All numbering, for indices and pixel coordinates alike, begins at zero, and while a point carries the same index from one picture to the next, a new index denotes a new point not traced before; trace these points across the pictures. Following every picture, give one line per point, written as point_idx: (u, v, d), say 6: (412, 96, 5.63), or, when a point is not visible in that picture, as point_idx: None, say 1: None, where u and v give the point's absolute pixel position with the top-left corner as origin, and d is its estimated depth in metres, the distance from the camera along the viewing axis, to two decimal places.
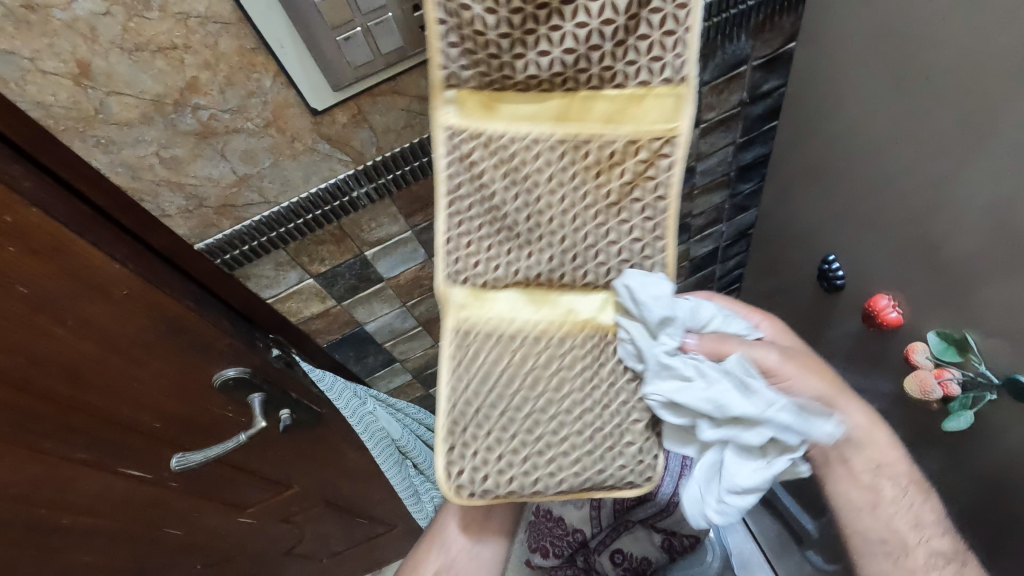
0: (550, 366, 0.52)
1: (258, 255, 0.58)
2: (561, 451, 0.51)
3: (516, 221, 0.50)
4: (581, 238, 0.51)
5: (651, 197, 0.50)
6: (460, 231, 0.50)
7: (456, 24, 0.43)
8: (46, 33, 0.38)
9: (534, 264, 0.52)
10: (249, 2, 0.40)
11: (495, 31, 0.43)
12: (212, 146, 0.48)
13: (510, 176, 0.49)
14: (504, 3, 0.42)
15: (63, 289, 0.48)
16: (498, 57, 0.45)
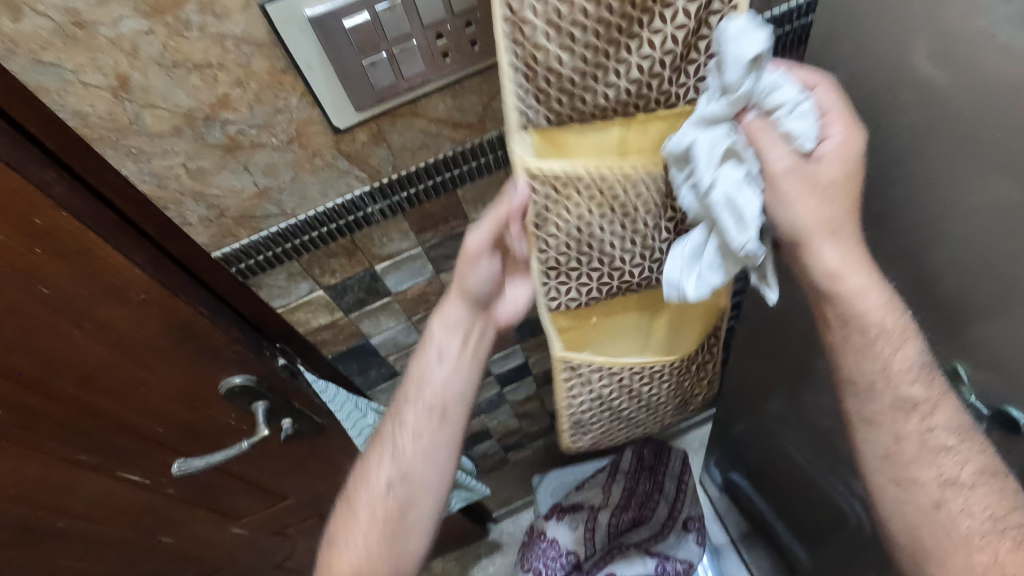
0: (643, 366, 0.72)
1: (270, 265, 0.60)
2: (623, 413, 0.79)
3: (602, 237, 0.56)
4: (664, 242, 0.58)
5: None
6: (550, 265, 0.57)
7: (527, 69, 0.44)
8: (91, 48, 0.40)
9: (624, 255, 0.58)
10: (282, 27, 0.42)
11: (569, 64, 0.44)
12: (236, 159, 0.50)
13: (602, 205, 0.53)
14: (579, 40, 0.43)
15: (83, 290, 0.50)
16: (571, 90, 0.47)
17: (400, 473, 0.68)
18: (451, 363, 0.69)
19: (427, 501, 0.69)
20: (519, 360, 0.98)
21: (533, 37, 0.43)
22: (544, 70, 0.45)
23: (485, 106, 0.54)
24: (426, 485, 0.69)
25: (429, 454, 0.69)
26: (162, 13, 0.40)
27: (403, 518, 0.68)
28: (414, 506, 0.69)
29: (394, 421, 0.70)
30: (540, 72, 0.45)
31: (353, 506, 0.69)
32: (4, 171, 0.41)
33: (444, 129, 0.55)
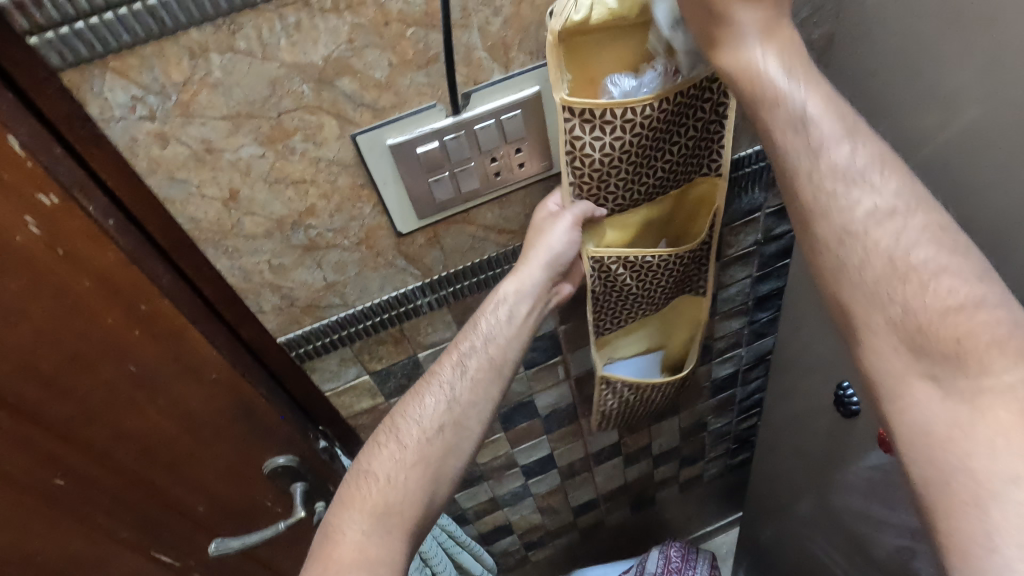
0: (674, 268, 0.65)
1: (325, 350, 0.66)
2: (651, 295, 0.68)
3: (646, 271, 0.64)
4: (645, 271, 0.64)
5: (635, 261, 0.63)
6: (649, 279, 0.65)
7: (576, 153, 0.54)
8: (214, 168, 0.48)
9: (658, 270, 0.65)
10: (367, 152, 0.51)
11: (593, 164, 0.55)
12: (313, 257, 0.57)
13: (634, 267, 0.63)
14: (600, 146, 0.54)
15: (164, 368, 0.56)
16: (616, 177, 0.57)
17: (389, 483, 0.56)
18: (472, 376, 0.60)
19: (418, 519, 0.57)
20: (544, 452, 0.99)
21: (581, 145, 0.54)
22: (590, 167, 0.55)
23: (527, 216, 0.63)
24: (420, 504, 0.57)
25: (427, 467, 0.58)
26: (275, 142, 0.48)
27: (387, 551, 0.54)
28: (404, 551, 0.55)
29: (389, 429, 0.60)
30: (579, 161, 0.55)
31: (321, 567, 0.53)
32: (126, 264, 0.48)
33: (489, 235, 0.63)
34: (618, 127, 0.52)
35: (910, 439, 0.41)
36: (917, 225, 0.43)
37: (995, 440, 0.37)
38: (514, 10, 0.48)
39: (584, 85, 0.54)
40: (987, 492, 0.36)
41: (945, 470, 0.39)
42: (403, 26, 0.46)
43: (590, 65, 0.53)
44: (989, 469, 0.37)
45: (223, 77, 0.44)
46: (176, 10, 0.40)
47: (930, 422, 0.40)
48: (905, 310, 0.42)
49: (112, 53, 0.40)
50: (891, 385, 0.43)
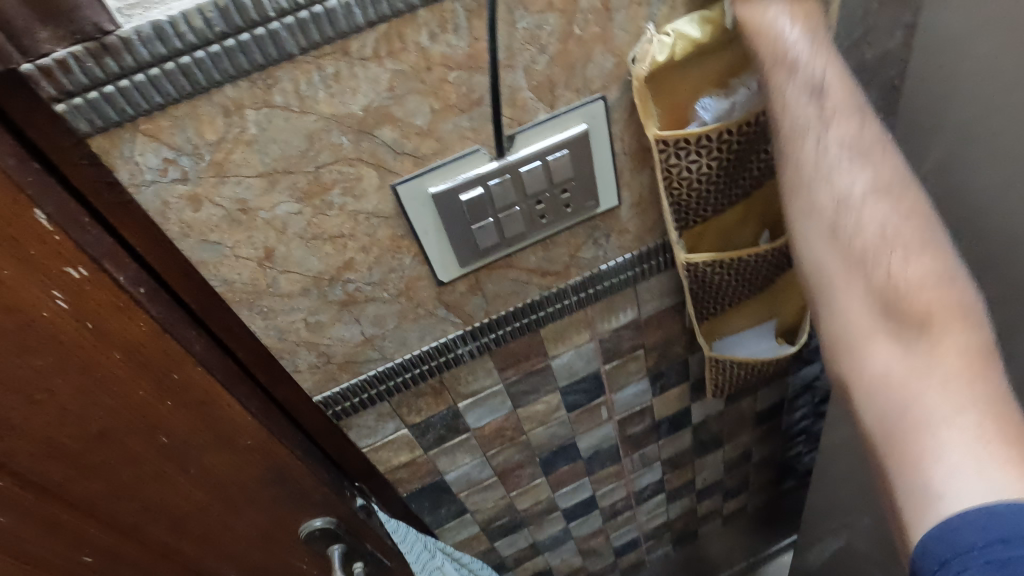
0: (775, 257, 0.62)
1: (363, 407, 0.62)
2: (750, 286, 0.65)
3: (745, 268, 0.61)
4: (745, 266, 0.61)
5: (736, 261, 0.59)
6: (748, 272, 0.62)
7: (669, 176, 0.52)
8: (249, 229, 0.45)
9: (760, 261, 0.61)
10: (408, 202, 0.48)
11: (690, 183, 0.53)
12: (350, 312, 0.54)
13: (734, 267, 0.60)
14: (698, 161, 0.51)
15: (196, 438, 0.53)
16: (709, 191, 0.55)
17: None
18: None
19: None
20: (586, 494, 0.94)
21: (679, 167, 0.52)
22: (686, 187, 0.53)
23: (572, 256, 0.59)
24: None
25: None
26: (313, 198, 0.45)
27: None
28: None
29: None
30: (676, 181, 0.53)
31: None
32: (158, 334, 0.45)
33: (533, 278, 0.59)
34: (713, 149, 0.51)
35: (868, 382, 0.45)
36: (881, 214, 0.46)
37: (945, 382, 0.41)
38: (560, 47, 0.45)
39: (670, 109, 0.51)
40: (940, 419, 0.40)
41: (875, 405, 0.44)
42: (446, 70, 0.43)
43: (678, 90, 0.50)
44: (926, 411, 0.41)
45: (259, 133, 0.41)
46: (211, 67, 0.37)
47: (886, 369, 0.44)
48: (886, 277, 0.45)
49: (143, 115, 0.38)
50: (857, 339, 0.46)
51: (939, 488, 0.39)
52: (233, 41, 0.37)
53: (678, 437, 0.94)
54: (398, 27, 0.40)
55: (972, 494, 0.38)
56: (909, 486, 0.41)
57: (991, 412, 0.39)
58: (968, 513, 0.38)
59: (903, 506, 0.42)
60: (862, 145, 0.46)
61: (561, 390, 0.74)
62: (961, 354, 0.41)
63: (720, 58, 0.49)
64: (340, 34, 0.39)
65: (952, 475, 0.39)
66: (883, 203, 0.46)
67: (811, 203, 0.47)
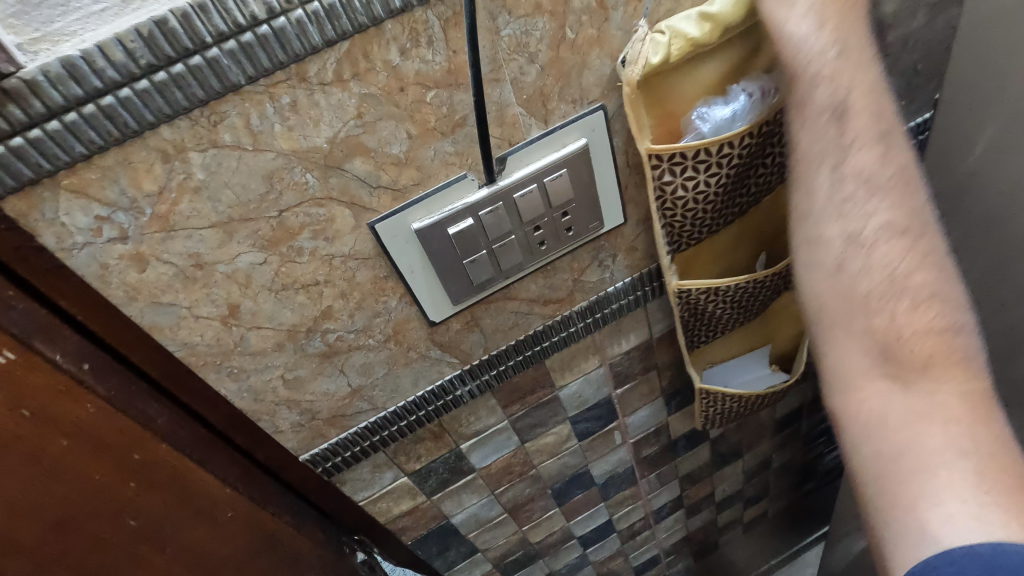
0: (773, 283, 0.56)
1: (355, 460, 0.56)
2: (746, 313, 0.60)
3: (740, 295, 0.55)
4: (741, 293, 0.55)
5: (730, 288, 0.54)
6: (745, 299, 0.57)
7: (662, 197, 0.46)
8: (207, 285, 0.39)
9: (758, 287, 0.55)
10: (389, 239, 0.42)
11: (683, 204, 0.47)
12: (333, 364, 0.48)
13: (730, 294, 0.55)
14: (694, 180, 0.45)
15: (170, 516, 0.46)
16: (706, 211, 0.49)
17: None
18: None
19: None
20: (601, 520, 0.89)
21: (672, 187, 0.46)
22: (682, 208, 0.47)
23: (575, 281, 0.53)
24: None
25: None
26: (278, 244, 0.39)
27: None
28: None
29: None
30: (668, 202, 0.47)
31: None
32: (112, 414, 0.40)
33: (535, 308, 0.54)
34: (713, 165, 0.44)
35: (861, 421, 0.42)
36: (893, 255, 0.40)
37: (952, 434, 0.37)
38: (552, 54, 0.39)
39: (662, 121, 0.45)
40: (938, 465, 0.37)
41: (863, 446, 0.42)
42: (423, 90, 0.37)
43: (673, 99, 0.44)
44: (924, 458, 0.38)
45: (208, 178, 0.35)
46: (141, 107, 0.31)
47: (886, 412, 0.40)
48: (891, 321, 0.41)
49: (64, 168, 0.32)
50: (850, 379, 0.43)
51: (930, 532, 0.36)
52: (164, 74, 0.31)
53: (695, 452, 0.89)
54: (362, 44, 0.34)
55: (967, 536, 0.34)
56: (894, 527, 0.38)
57: (990, 467, 0.36)
58: (950, 554, 0.34)
59: (884, 541, 0.39)
60: (882, 176, 0.40)
61: (570, 420, 0.69)
62: (962, 409, 0.38)
63: (715, 63, 0.44)
64: (294, 57, 0.33)
65: (949, 522, 0.36)
66: (896, 244, 0.40)
67: (818, 230, 0.43)
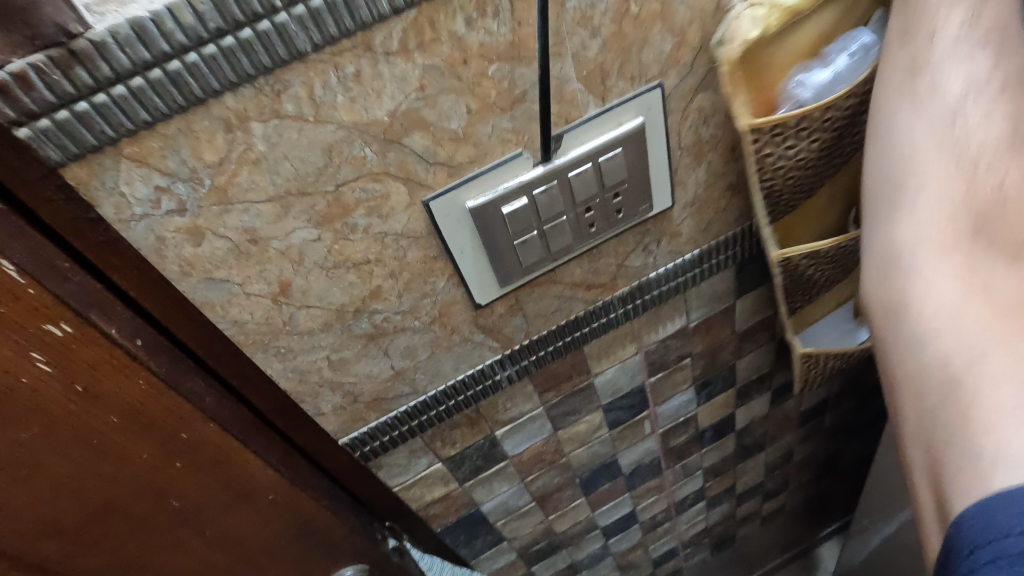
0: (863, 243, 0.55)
1: (393, 445, 0.56)
2: (837, 277, 0.58)
3: (836, 258, 0.54)
4: (837, 256, 0.53)
5: (828, 253, 0.52)
6: (838, 262, 0.55)
7: (759, 168, 0.44)
8: (260, 261, 0.38)
9: (855, 249, 0.53)
10: (442, 218, 0.41)
11: (779, 174, 0.46)
12: (378, 345, 0.47)
13: (829, 258, 0.53)
14: (795, 144, 0.43)
15: (212, 499, 0.46)
16: (801, 179, 0.47)
17: None
18: None
19: None
20: (626, 510, 0.89)
21: (773, 158, 0.44)
22: (779, 177, 0.46)
23: (620, 265, 0.53)
24: None
25: None
26: (332, 221, 0.38)
27: None
28: None
29: None
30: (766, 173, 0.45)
31: None
32: (161, 392, 0.39)
33: (578, 292, 0.53)
34: (814, 130, 0.43)
35: (909, 316, 0.42)
36: (1010, 133, 0.37)
37: (1010, 343, 0.37)
38: (615, 28, 0.38)
39: (759, 91, 0.42)
40: (974, 377, 0.38)
41: (929, 342, 0.41)
42: (485, 63, 0.36)
43: (768, 68, 0.42)
44: (986, 371, 0.38)
45: (268, 149, 0.34)
46: (207, 74, 0.30)
47: (956, 306, 0.39)
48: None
49: (127, 136, 0.31)
50: (899, 261, 0.43)
51: (994, 448, 0.37)
52: (232, 39, 0.30)
53: (721, 444, 0.88)
54: (429, 13, 0.33)
55: (1021, 474, 0.35)
56: (960, 443, 0.39)
57: None
58: (1007, 494, 0.35)
59: (951, 456, 0.40)
60: (1009, 36, 0.36)
61: (603, 409, 0.68)
62: None
63: (815, 24, 0.41)
64: (361, 25, 0.32)
65: (1010, 440, 0.36)
66: (1014, 105, 0.36)
67: (896, 104, 0.41)
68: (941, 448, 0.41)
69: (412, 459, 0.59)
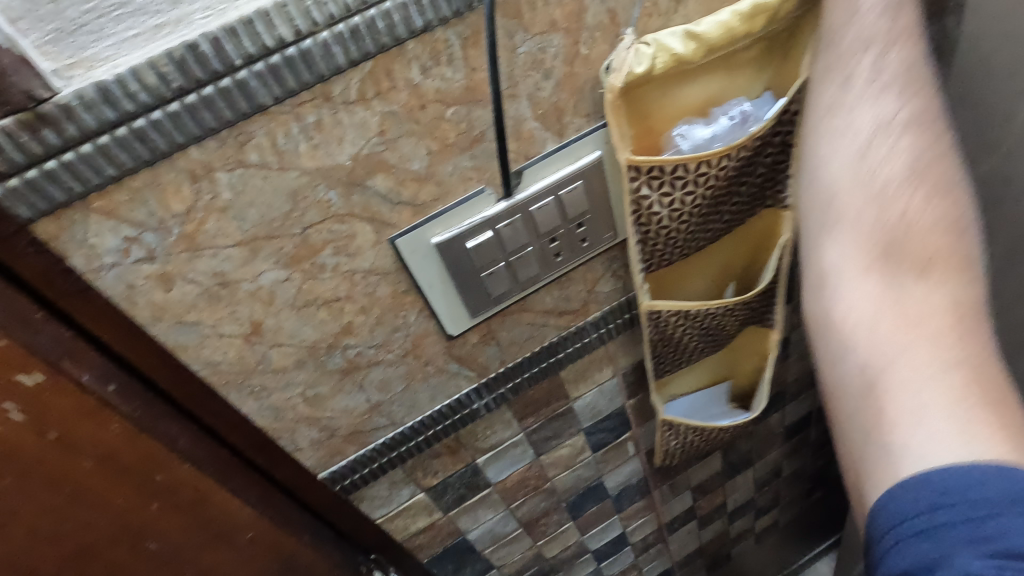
0: (748, 309, 0.57)
1: (374, 477, 0.56)
2: (700, 345, 0.59)
3: (705, 320, 0.55)
4: (713, 319, 0.55)
5: (697, 310, 0.53)
6: (706, 326, 0.57)
7: (640, 213, 0.46)
8: (230, 303, 0.39)
9: (718, 313, 0.55)
10: (409, 254, 0.43)
11: (662, 221, 0.47)
12: (353, 380, 0.48)
13: (683, 319, 0.54)
14: (675, 192, 0.45)
15: (190, 540, 0.46)
16: (684, 230, 0.49)
17: None
18: None
19: None
20: (616, 532, 0.88)
21: (650, 206, 0.45)
22: (659, 226, 0.47)
23: (589, 291, 0.54)
24: None
25: None
26: (300, 262, 0.40)
27: None
28: None
29: None
30: (651, 223, 0.47)
31: None
32: (135, 434, 0.40)
33: (550, 319, 0.54)
34: (690, 181, 0.45)
35: (841, 326, 0.44)
36: (912, 147, 0.42)
37: (945, 359, 0.38)
38: (567, 70, 0.40)
39: (642, 133, 0.46)
40: (925, 373, 0.38)
41: (851, 353, 0.43)
42: (442, 107, 0.38)
43: (654, 114, 0.45)
44: (904, 372, 0.39)
45: (234, 198, 0.36)
46: (171, 129, 0.32)
47: (864, 293, 0.43)
48: (901, 217, 0.42)
49: (95, 191, 0.32)
50: (841, 269, 0.45)
51: (903, 441, 0.38)
52: (194, 96, 0.31)
53: (707, 461, 0.89)
54: (385, 64, 0.35)
55: (951, 454, 0.35)
56: (877, 444, 0.39)
57: (969, 382, 0.37)
58: (933, 471, 0.35)
59: (869, 452, 0.40)
60: (910, 75, 0.42)
61: (585, 432, 0.69)
62: (936, 308, 0.40)
63: (703, 86, 0.45)
64: (319, 78, 0.34)
65: (931, 435, 0.36)
66: (917, 136, 0.42)
67: (828, 134, 0.44)
68: (860, 459, 0.41)
69: (393, 490, 0.59)
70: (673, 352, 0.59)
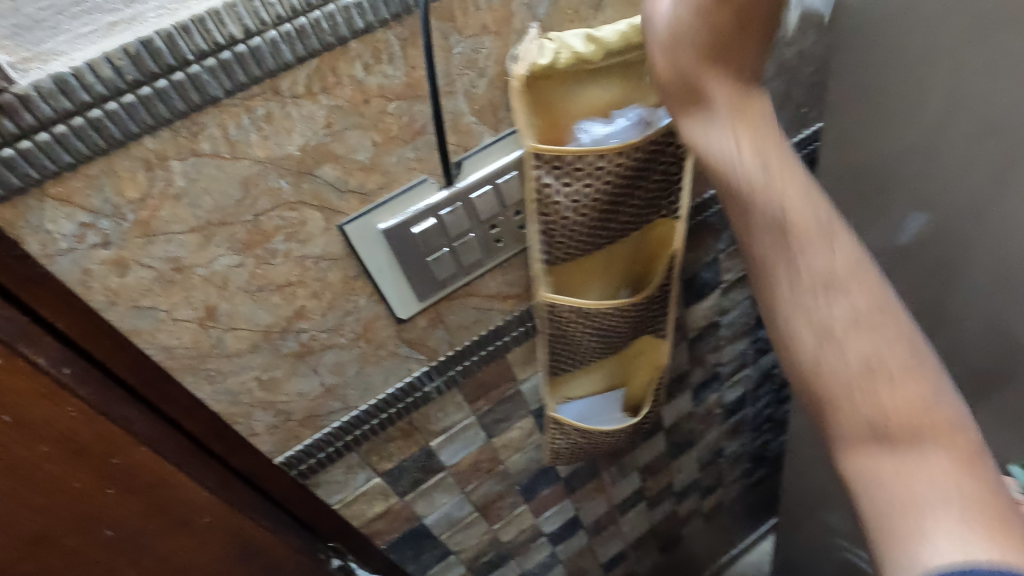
0: (648, 314, 0.60)
1: (330, 461, 0.58)
2: (610, 346, 0.61)
3: (606, 322, 0.57)
4: (614, 323, 0.57)
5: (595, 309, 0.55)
6: (608, 329, 0.58)
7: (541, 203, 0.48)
8: (186, 288, 0.41)
9: (618, 315, 0.57)
10: (358, 240, 0.46)
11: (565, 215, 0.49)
12: (307, 363, 0.50)
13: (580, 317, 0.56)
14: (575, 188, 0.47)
15: (148, 524, 0.47)
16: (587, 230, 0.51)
17: None
18: None
19: None
20: (569, 514, 0.93)
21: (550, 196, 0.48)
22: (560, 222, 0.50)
23: (531, 277, 0.58)
24: None
25: None
26: (253, 247, 0.42)
27: None
28: None
29: None
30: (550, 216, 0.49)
31: None
32: (91, 416, 0.41)
33: (495, 303, 0.58)
34: (587, 176, 0.47)
35: (843, 443, 0.36)
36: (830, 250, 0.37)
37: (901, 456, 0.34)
38: (498, 69, 0.44)
39: (550, 125, 0.50)
40: (896, 470, 0.33)
41: (847, 455, 0.36)
42: (385, 102, 0.41)
43: (560, 108, 0.50)
44: (888, 467, 0.34)
45: (188, 185, 0.38)
46: (126, 119, 0.34)
47: (846, 409, 0.36)
48: (841, 320, 0.36)
49: (51, 177, 0.34)
50: (821, 393, 0.37)
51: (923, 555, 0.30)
52: (148, 89, 0.34)
53: (652, 442, 0.94)
54: (330, 61, 0.38)
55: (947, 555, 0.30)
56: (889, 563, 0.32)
57: (945, 478, 0.32)
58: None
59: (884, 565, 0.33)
60: (775, 159, 0.38)
61: (534, 414, 0.73)
62: (907, 396, 0.34)
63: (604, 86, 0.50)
64: (268, 72, 0.36)
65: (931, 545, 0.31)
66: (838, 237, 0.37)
67: (750, 224, 0.38)
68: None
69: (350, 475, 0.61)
70: (581, 352, 0.61)
